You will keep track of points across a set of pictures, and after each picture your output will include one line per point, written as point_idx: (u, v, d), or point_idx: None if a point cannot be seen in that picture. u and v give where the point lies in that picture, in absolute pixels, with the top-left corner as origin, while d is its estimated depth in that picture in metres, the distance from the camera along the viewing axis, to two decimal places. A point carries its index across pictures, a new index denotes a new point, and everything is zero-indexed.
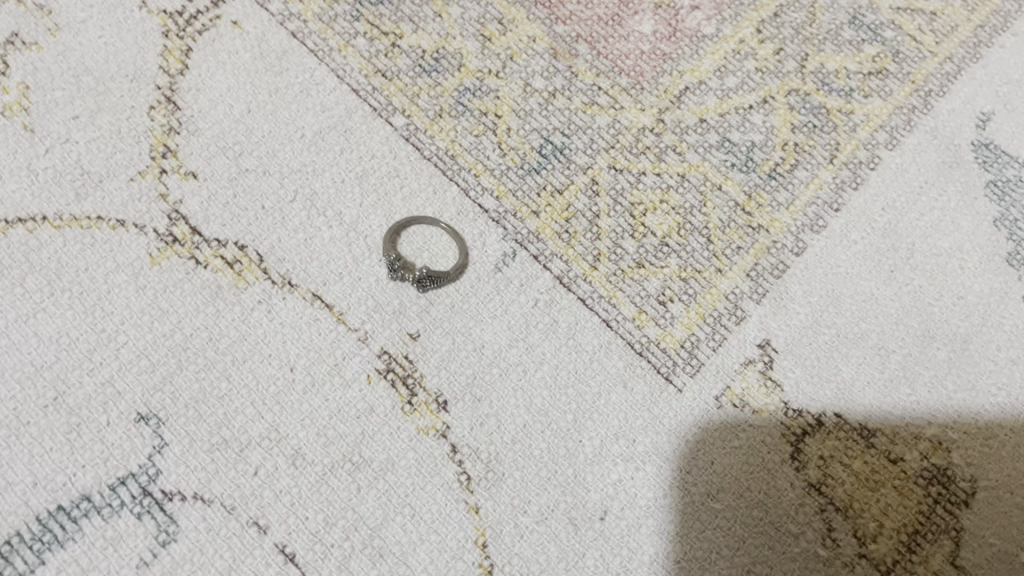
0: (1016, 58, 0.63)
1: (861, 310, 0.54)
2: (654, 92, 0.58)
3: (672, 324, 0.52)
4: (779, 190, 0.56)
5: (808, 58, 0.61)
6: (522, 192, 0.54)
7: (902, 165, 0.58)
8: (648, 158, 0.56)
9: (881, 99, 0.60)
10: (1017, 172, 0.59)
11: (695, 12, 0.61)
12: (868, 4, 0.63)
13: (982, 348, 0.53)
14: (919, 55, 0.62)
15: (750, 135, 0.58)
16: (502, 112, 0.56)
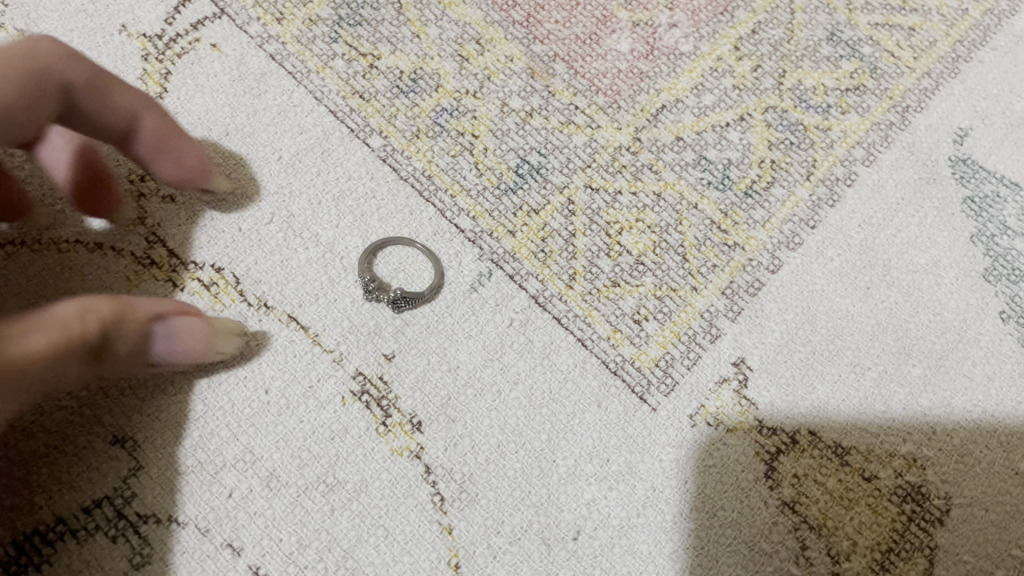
0: (994, 73, 0.63)
1: (837, 327, 0.54)
2: (630, 110, 0.58)
3: (647, 343, 0.52)
4: (756, 207, 0.56)
5: (786, 75, 0.61)
6: (499, 211, 0.55)
7: (879, 182, 0.58)
8: (624, 177, 0.56)
9: (859, 115, 0.60)
10: (994, 187, 0.59)
11: (673, 30, 0.61)
12: (845, 20, 0.63)
13: (958, 365, 0.54)
14: (897, 71, 0.62)
15: (726, 152, 0.58)
16: (479, 132, 0.57)
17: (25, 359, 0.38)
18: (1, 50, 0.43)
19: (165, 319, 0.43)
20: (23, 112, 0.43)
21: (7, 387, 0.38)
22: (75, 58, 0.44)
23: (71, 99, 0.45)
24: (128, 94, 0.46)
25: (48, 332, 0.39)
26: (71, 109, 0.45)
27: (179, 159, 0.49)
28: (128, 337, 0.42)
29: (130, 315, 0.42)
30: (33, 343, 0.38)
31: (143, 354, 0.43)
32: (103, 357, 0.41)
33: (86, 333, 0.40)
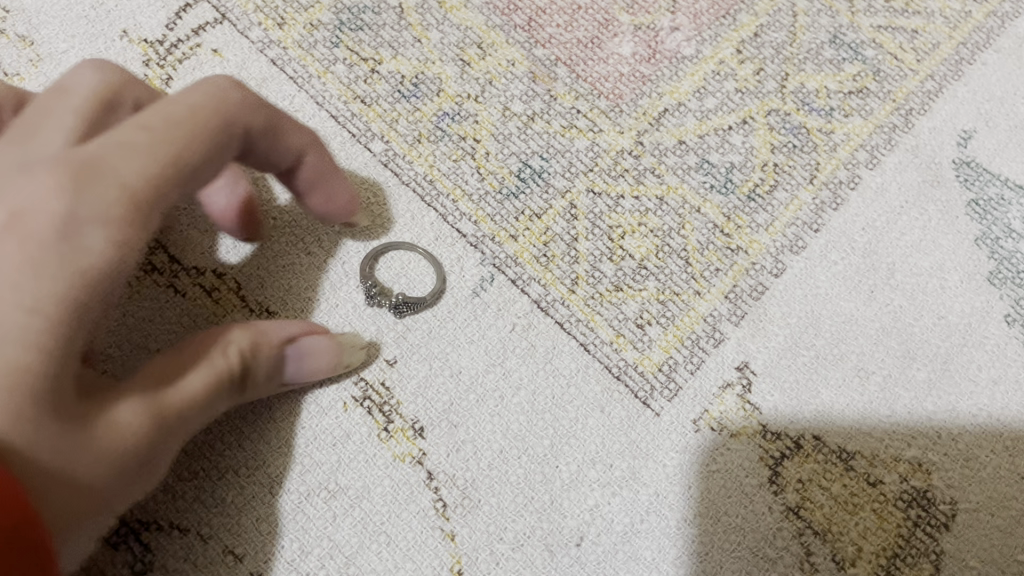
0: (998, 75, 0.62)
1: (840, 331, 0.53)
2: (633, 114, 0.58)
3: (650, 348, 0.52)
4: (759, 211, 0.56)
5: (788, 78, 0.61)
6: (501, 216, 0.54)
7: (883, 185, 0.58)
8: (627, 181, 0.56)
9: (862, 118, 0.60)
10: (998, 190, 0.59)
11: (675, 33, 0.61)
12: (848, 23, 0.63)
13: (963, 369, 0.53)
14: (900, 73, 0.62)
15: (729, 156, 0.58)
16: (481, 136, 0.57)
17: (185, 408, 0.40)
18: (193, 102, 0.38)
19: (297, 341, 0.45)
20: (216, 165, 0.39)
21: (174, 432, 0.40)
22: (254, 106, 0.41)
23: (252, 142, 0.42)
24: (295, 137, 0.45)
25: (203, 376, 0.40)
26: (250, 153, 0.43)
27: (327, 200, 0.49)
28: (266, 362, 0.43)
29: (266, 343, 0.43)
30: (187, 387, 0.40)
31: (276, 377, 0.45)
32: (244, 386, 0.43)
33: (229, 367, 0.41)
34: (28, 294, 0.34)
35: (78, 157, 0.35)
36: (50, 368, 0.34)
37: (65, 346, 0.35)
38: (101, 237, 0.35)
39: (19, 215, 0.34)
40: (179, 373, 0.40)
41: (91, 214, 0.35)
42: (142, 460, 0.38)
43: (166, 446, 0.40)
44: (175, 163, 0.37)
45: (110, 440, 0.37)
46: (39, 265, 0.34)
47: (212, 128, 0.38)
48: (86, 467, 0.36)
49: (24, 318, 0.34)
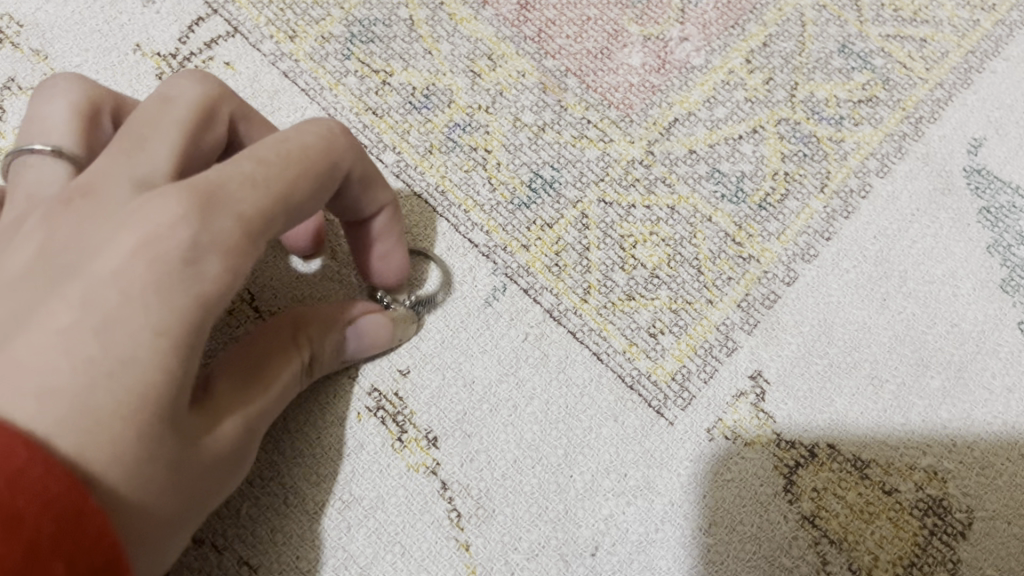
0: (1007, 83, 0.63)
1: (853, 339, 0.53)
2: (643, 124, 0.58)
3: (663, 357, 0.52)
4: (770, 220, 0.56)
5: (798, 87, 0.61)
6: (513, 226, 0.55)
7: (894, 194, 0.58)
8: (638, 191, 0.56)
9: (872, 127, 0.60)
10: (1010, 198, 0.59)
11: (684, 44, 0.61)
12: (857, 32, 0.63)
13: (977, 376, 0.53)
14: (909, 82, 0.62)
15: (739, 165, 0.58)
16: (493, 147, 0.57)
17: (266, 413, 0.41)
18: (302, 140, 0.39)
19: (357, 319, 0.46)
20: (316, 200, 0.40)
21: (257, 441, 0.41)
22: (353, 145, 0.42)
23: (344, 187, 0.43)
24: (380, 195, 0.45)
25: (279, 378, 0.42)
26: (336, 195, 0.44)
27: (381, 258, 0.48)
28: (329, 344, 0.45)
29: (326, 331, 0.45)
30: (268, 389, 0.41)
31: (338, 354, 0.46)
32: (312, 369, 0.45)
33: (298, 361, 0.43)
34: (157, 318, 0.33)
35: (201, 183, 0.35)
36: (171, 395, 0.34)
37: (185, 372, 0.34)
38: (224, 264, 0.35)
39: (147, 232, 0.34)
40: (260, 377, 0.41)
41: (215, 240, 0.35)
42: (233, 469, 0.39)
43: (250, 455, 0.40)
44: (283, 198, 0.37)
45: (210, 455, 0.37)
46: (168, 289, 0.33)
47: (315, 165, 0.39)
48: (190, 484, 0.36)
49: (150, 341, 0.33)
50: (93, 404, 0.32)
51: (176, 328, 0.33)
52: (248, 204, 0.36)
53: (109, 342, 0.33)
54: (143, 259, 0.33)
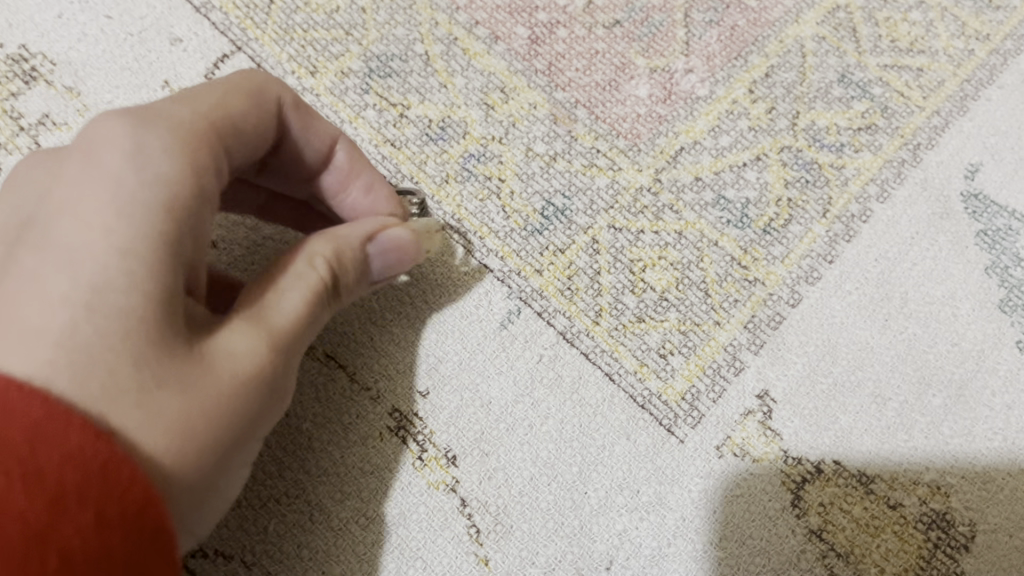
0: (1002, 111, 0.65)
1: (857, 359, 0.55)
2: (650, 152, 0.61)
3: (673, 377, 0.54)
4: (775, 244, 0.58)
5: (799, 116, 0.63)
6: (526, 252, 0.57)
7: (893, 218, 0.60)
8: (646, 217, 0.59)
9: (872, 153, 0.62)
10: (1006, 221, 0.61)
11: (689, 75, 0.64)
12: (855, 62, 0.66)
13: (978, 394, 0.55)
14: (907, 110, 0.64)
15: (744, 191, 0.60)
16: (506, 176, 0.59)
17: (284, 321, 0.43)
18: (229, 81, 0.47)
19: (376, 237, 0.48)
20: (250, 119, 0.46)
21: (285, 348, 0.43)
22: (281, 85, 0.49)
23: (284, 122, 0.49)
24: (325, 126, 0.51)
25: (296, 286, 0.44)
26: (288, 139, 0.50)
27: (370, 195, 0.53)
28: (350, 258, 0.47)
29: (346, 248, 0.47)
30: (282, 297, 0.43)
31: (367, 276, 0.48)
32: (338, 290, 0.47)
33: (319, 273, 0.45)
34: (132, 241, 0.38)
35: (148, 123, 0.41)
36: (158, 309, 0.38)
37: (170, 284, 0.38)
38: (181, 181, 0.40)
39: (108, 175, 0.39)
40: (278, 290, 0.44)
41: (171, 164, 0.40)
42: (262, 384, 0.42)
43: (281, 371, 0.43)
44: (223, 125, 0.44)
45: (226, 368, 0.40)
46: (134, 216, 0.38)
47: (241, 98, 0.46)
48: (212, 400, 0.39)
49: (117, 260, 0.38)
50: (85, 335, 0.37)
51: (150, 246, 0.38)
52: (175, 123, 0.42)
53: (91, 271, 0.37)
54: (106, 197, 0.39)
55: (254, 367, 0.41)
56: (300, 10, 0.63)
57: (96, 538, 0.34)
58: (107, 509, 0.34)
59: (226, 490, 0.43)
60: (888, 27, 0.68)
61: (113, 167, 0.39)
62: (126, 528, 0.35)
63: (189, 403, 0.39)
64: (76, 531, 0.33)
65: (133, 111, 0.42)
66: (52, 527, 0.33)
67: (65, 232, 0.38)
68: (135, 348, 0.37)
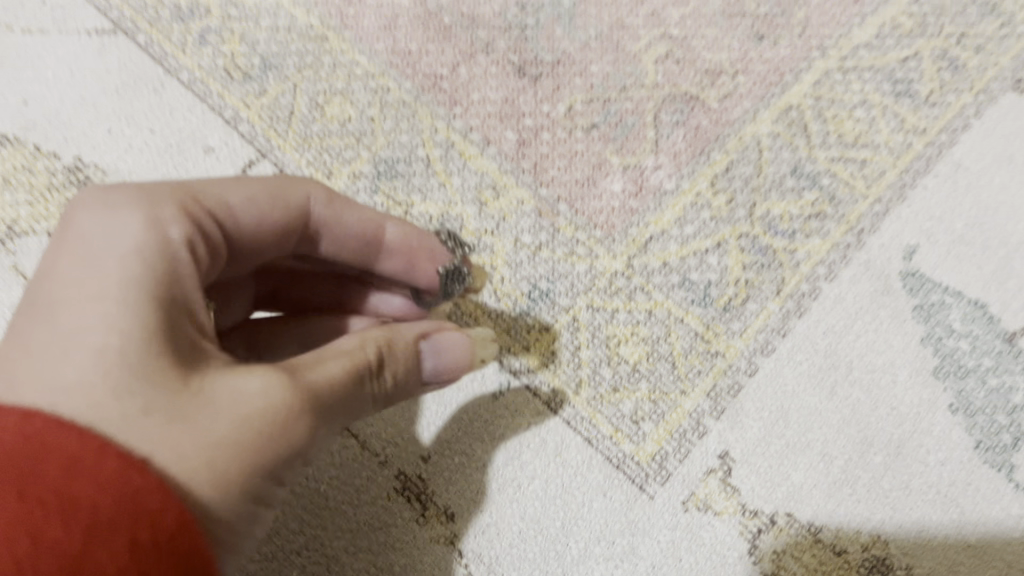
0: (937, 197, 0.73)
1: (807, 422, 0.63)
2: (623, 241, 0.69)
3: (644, 441, 0.62)
4: (734, 321, 0.66)
5: (756, 206, 0.71)
6: (515, 331, 0.66)
7: (840, 295, 0.68)
8: (621, 297, 0.67)
9: (821, 238, 0.70)
10: (940, 295, 0.68)
11: (658, 171, 0.72)
12: (806, 156, 0.75)
13: (913, 452, 0.62)
14: (853, 199, 0.73)
15: (706, 274, 0.68)
16: (497, 264, 0.68)
17: (315, 376, 0.44)
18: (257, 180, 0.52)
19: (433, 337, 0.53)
20: (247, 195, 0.51)
21: (313, 405, 0.44)
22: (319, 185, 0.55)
23: (323, 211, 0.55)
24: (372, 213, 0.58)
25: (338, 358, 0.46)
26: (333, 227, 0.56)
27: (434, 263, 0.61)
28: (401, 347, 0.50)
29: (401, 340, 0.51)
30: (326, 363, 0.45)
31: (420, 376, 0.52)
32: (380, 373, 0.49)
33: (367, 354, 0.48)
34: (105, 283, 0.41)
35: (123, 188, 0.46)
36: (143, 343, 0.40)
37: (150, 320, 0.41)
38: (153, 235, 0.44)
39: (88, 232, 0.43)
40: (321, 360, 0.46)
41: (140, 221, 0.44)
42: (275, 423, 0.42)
43: (300, 419, 0.43)
44: (215, 203, 0.49)
45: (233, 401, 0.41)
46: (110, 263, 0.42)
47: (258, 191, 0.52)
48: (210, 428, 0.40)
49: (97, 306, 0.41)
50: (68, 370, 0.39)
51: (121, 287, 0.41)
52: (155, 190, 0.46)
53: (71, 318, 0.41)
54: (84, 251, 0.42)
55: (264, 403, 0.42)
56: (317, 120, 0.74)
57: (132, 564, 0.34)
58: (140, 535, 0.35)
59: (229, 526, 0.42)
60: (835, 124, 0.77)
61: (90, 224, 0.43)
62: (162, 550, 0.35)
63: (186, 429, 0.40)
64: (110, 556, 0.34)
65: (115, 183, 0.46)
66: (85, 553, 0.33)
67: (49, 285, 0.42)
68: (114, 378, 0.39)
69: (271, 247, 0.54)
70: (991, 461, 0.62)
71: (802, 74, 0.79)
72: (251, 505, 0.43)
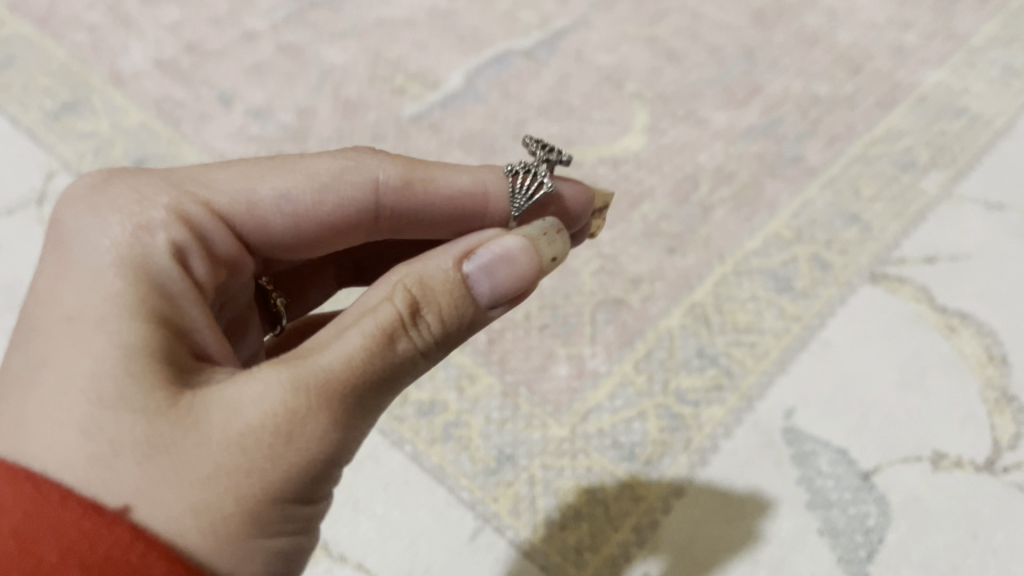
0: (811, 368, 0.96)
1: (709, 547, 0.84)
2: (568, 413, 0.92)
3: (586, 566, 0.82)
4: (652, 471, 0.88)
5: (669, 382, 0.94)
6: (486, 485, 0.87)
7: (733, 448, 0.89)
8: (567, 457, 0.89)
9: (719, 405, 0.92)
10: (811, 443, 0.90)
11: (595, 359, 0.96)
12: (709, 341, 0.98)
13: (790, 566, 0.82)
14: (744, 372, 0.95)
15: (631, 437, 0.90)
16: (474, 435, 0.90)
17: (318, 359, 0.52)
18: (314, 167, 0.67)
19: (473, 264, 0.60)
20: (283, 190, 0.65)
21: (321, 399, 0.51)
22: (388, 163, 0.69)
23: (394, 189, 0.69)
24: (453, 190, 0.70)
25: (355, 335, 0.54)
26: (423, 206, 0.70)
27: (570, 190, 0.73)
28: (439, 283, 0.59)
29: (439, 284, 0.59)
30: (339, 346, 0.53)
31: (480, 304, 0.61)
32: (423, 313, 0.57)
33: (394, 306, 0.56)
34: (84, 309, 0.53)
35: (109, 211, 0.58)
36: (111, 366, 0.50)
37: (118, 336, 0.51)
38: (141, 236, 0.57)
39: (62, 270, 0.56)
40: (343, 340, 0.54)
41: (130, 224, 0.57)
42: (281, 426, 0.50)
43: (301, 424, 0.51)
44: (238, 200, 0.64)
45: (224, 420, 0.50)
46: (82, 285, 0.54)
47: (297, 182, 0.66)
48: (201, 458, 0.49)
49: (74, 333, 0.52)
50: (39, 413, 0.49)
51: (97, 298, 0.53)
52: (147, 203, 0.59)
53: (47, 341, 0.52)
54: (61, 281, 0.55)
55: (263, 413, 0.50)
56: None
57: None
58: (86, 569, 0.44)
59: (255, 532, 0.50)
60: (731, 316, 1.00)
61: (73, 248, 0.56)
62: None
63: (168, 458, 0.48)
64: None
65: (103, 186, 0.60)
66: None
67: (37, 317, 0.54)
68: (78, 402, 0.49)
69: (359, 224, 0.69)
70: (850, 571, 0.82)
71: (705, 278, 1.04)
72: (289, 505, 0.51)
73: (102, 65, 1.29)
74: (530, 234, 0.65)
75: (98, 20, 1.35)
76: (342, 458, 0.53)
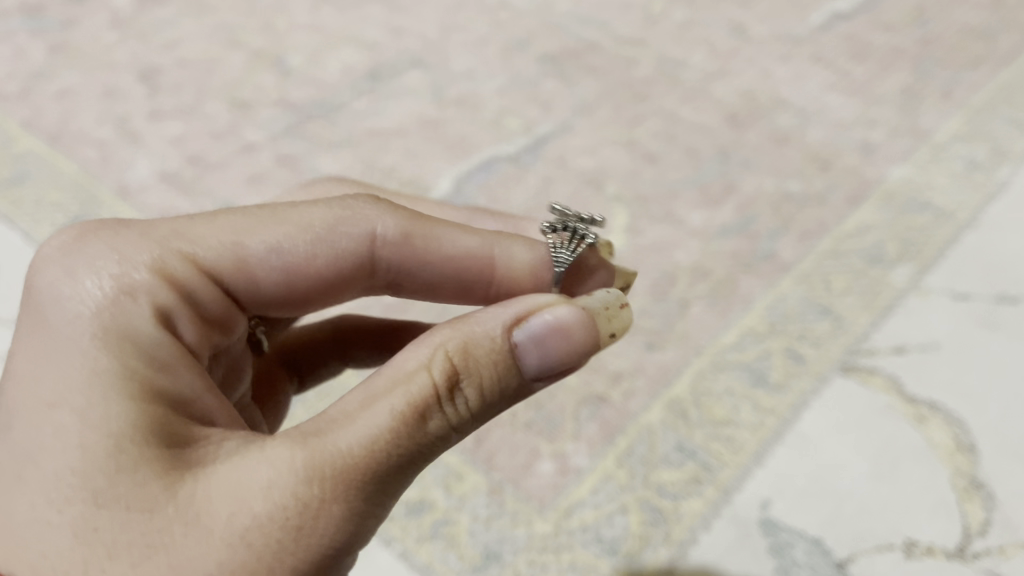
0: (786, 460, 0.99)
1: None
2: (552, 509, 0.95)
3: None
4: (633, 566, 0.92)
5: (650, 476, 0.98)
6: None
7: (711, 542, 0.93)
8: (551, 553, 0.92)
9: (697, 498, 0.96)
10: (786, 535, 0.94)
11: (578, 455, 1.00)
12: (687, 435, 1.02)
13: None
14: (721, 465, 0.99)
15: (613, 532, 0.94)
16: (461, 533, 0.94)
17: (342, 443, 0.56)
18: (312, 218, 0.72)
19: (519, 334, 0.63)
20: (274, 244, 0.70)
21: (336, 488, 0.55)
22: (389, 215, 0.74)
23: (392, 239, 0.74)
24: (456, 243, 0.75)
25: (380, 415, 0.57)
26: (421, 254, 0.75)
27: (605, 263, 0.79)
28: (483, 352, 0.62)
29: (480, 348, 0.62)
30: (361, 428, 0.56)
31: (522, 372, 0.63)
32: (462, 383, 0.60)
33: (427, 378, 0.59)
34: (64, 390, 0.57)
35: (80, 273, 0.63)
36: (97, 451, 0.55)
37: (99, 415, 0.56)
38: (122, 301, 0.62)
39: (38, 349, 0.60)
40: (371, 418, 0.57)
41: (107, 288, 0.62)
42: (291, 519, 0.53)
43: (310, 516, 0.54)
44: (223, 254, 0.68)
45: (232, 512, 0.53)
46: (60, 364, 0.59)
47: (289, 232, 0.70)
48: (200, 552, 0.52)
49: (56, 415, 0.57)
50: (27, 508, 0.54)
51: (78, 375, 0.58)
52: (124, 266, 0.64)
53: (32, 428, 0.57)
54: (40, 361, 0.59)
55: (275, 506, 0.54)
56: None
57: None
58: None
59: None
60: (708, 410, 1.05)
61: (50, 320, 0.61)
62: None
63: (166, 551, 0.52)
64: None
65: (78, 247, 0.65)
66: None
67: (21, 398, 0.59)
68: (67, 492, 0.54)
69: (358, 272, 0.74)
70: None
71: (683, 372, 1.09)
72: None
73: (110, 178, 1.36)
74: (593, 308, 0.67)
75: (106, 135, 1.44)
76: (354, 548, 0.56)
